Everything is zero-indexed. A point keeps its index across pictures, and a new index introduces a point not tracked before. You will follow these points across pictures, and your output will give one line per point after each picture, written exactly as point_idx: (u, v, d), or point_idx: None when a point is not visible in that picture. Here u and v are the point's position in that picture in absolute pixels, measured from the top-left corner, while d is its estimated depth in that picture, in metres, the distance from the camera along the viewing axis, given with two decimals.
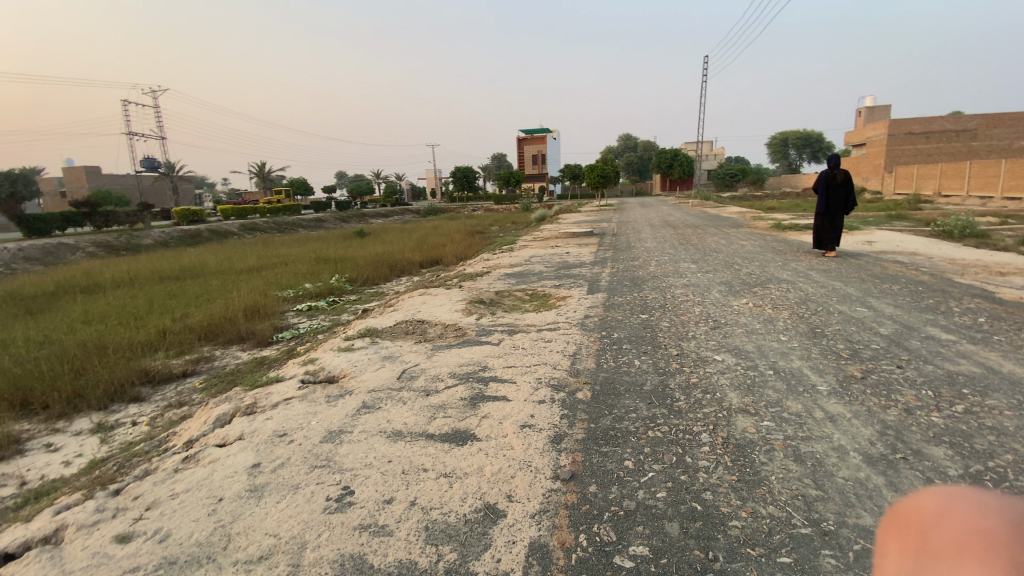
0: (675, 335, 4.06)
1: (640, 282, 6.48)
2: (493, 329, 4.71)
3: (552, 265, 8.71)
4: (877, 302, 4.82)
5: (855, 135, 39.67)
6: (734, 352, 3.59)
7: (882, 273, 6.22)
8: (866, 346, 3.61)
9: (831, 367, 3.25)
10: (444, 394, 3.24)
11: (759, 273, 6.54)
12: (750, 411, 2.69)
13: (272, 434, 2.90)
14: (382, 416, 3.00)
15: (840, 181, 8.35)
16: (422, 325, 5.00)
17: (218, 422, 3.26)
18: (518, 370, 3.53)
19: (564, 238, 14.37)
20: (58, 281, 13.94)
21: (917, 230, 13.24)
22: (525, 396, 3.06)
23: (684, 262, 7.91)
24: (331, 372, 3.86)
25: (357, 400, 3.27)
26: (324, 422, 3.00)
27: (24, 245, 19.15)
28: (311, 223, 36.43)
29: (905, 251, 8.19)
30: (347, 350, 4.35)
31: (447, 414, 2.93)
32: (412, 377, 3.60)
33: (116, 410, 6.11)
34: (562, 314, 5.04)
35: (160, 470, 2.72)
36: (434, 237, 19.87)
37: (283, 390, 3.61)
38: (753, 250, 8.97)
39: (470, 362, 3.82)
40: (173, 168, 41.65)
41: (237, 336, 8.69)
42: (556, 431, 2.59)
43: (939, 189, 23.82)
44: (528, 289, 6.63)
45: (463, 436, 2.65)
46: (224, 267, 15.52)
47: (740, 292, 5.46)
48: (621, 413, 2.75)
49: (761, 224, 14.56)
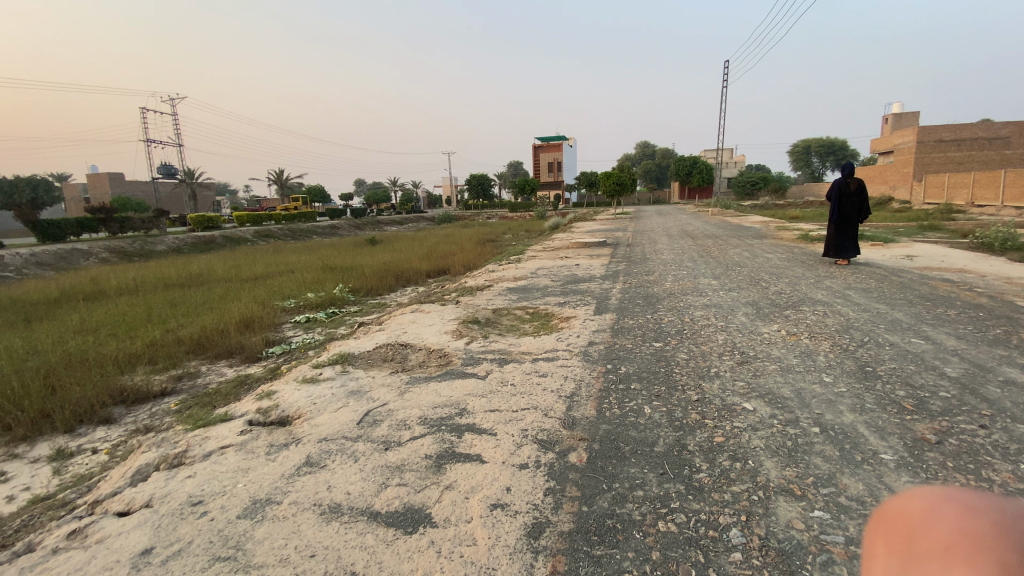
0: (694, 372, 3.38)
1: (654, 300, 5.82)
2: (482, 357, 4.08)
3: (558, 279, 8.08)
4: (934, 332, 4.05)
5: (881, 142, 38.33)
6: (767, 399, 2.90)
7: (932, 294, 5.45)
8: (933, 395, 2.87)
9: (893, 425, 2.55)
10: (405, 449, 2.63)
11: (790, 292, 5.82)
12: (796, 492, 2.02)
13: (183, 502, 2.33)
14: (322, 480, 2.40)
15: (854, 189, 7.98)
16: (403, 350, 4.41)
17: (136, 476, 2.72)
18: (502, 417, 2.89)
19: (576, 248, 13.76)
20: (64, 288, 13.72)
21: (957, 242, 12.21)
22: (504, 457, 2.43)
23: (703, 278, 7.22)
24: (284, 412, 3.29)
25: (300, 454, 2.68)
26: (249, 486, 2.41)
27: (38, 251, 19.26)
28: (326, 230, 36.44)
29: (951, 267, 7.37)
30: (310, 381, 3.76)
31: (402, 481, 2.32)
32: (375, 423, 2.98)
33: (81, 434, 5.62)
34: (563, 340, 4.39)
35: (39, 549, 2.17)
36: (446, 245, 19.35)
37: (222, 434, 3.05)
38: (780, 264, 8.19)
39: (447, 402, 3.19)
40: (192, 175, 42.35)
41: (226, 351, 8.19)
42: (536, 517, 1.96)
43: (971, 199, 22.49)
44: (529, 307, 6.01)
45: (415, 518, 2.03)
46: (230, 275, 15.21)
47: (769, 315, 4.76)
48: (624, 491, 2.10)
49: (788, 234, 13.72)
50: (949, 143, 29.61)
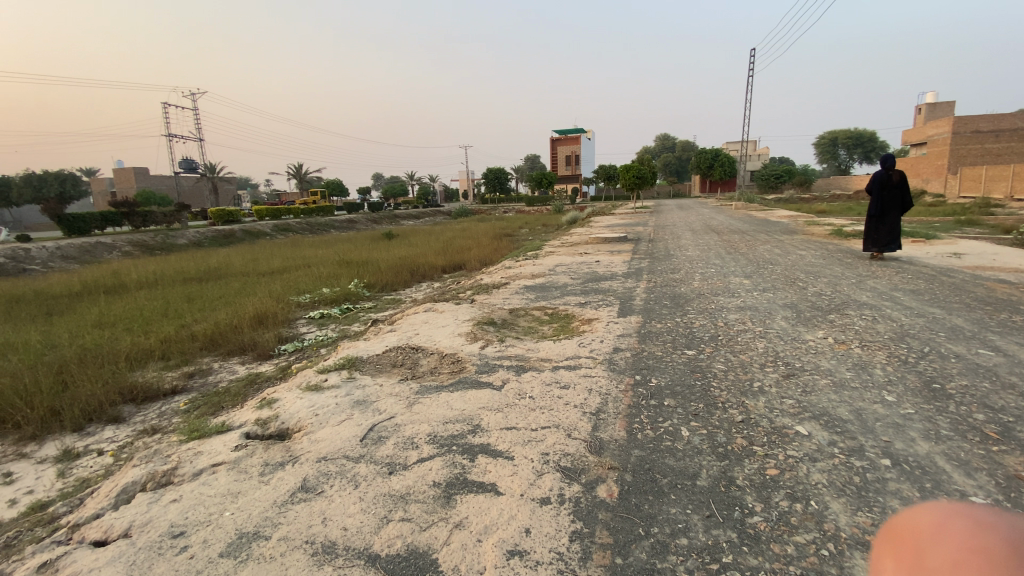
0: (736, 387, 3.02)
1: (682, 301, 5.44)
2: (498, 363, 3.77)
3: (578, 277, 7.71)
4: (1003, 341, 3.63)
5: (914, 134, 36.91)
6: (824, 421, 2.53)
7: (991, 297, 4.98)
8: (1019, 419, 2.49)
9: (978, 458, 2.17)
10: (412, 474, 2.35)
11: (831, 293, 5.39)
12: (876, 546, 1.67)
13: (163, 534, 2.07)
14: (318, 510, 2.13)
15: (897, 182, 7.50)
16: (413, 355, 4.14)
17: (121, 497, 2.46)
18: (520, 436, 2.59)
19: (595, 243, 13.37)
20: (86, 282, 13.78)
21: (1003, 238, 11.50)
22: (523, 488, 2.13)
23: (734, 276, 6.79)
24: (283, 424, 3.04)
25: (296, 476, 2.41)
26: (237, 515, 2.14)
27: (64, 244, 19.52)
28: (344, 224, 36.52)
29: (1004, 267, 6.83)
30: (314, 390, 3.50)
31: (408, 514, 2.05)
32: (379, 441, 2.70)
33: (90, 433, 5.43)
34: (585, 345, 4.06)
35: None
36: (462, 240, 19.13)
37: (216, 450, 2.79)
38: (816, 262, 7.70)
39: (459, 417, 2.90)
40: (213, 170, 42.83)
41: (238, 347, 8.03)
42: (560, 571, 1.66)
43: (1011, 192, 21.46)
44: (548, 308, 5.68)
45: (420, 566, 1.75)
46: (247, 269, 15.18)
47: (811, 320, 4.35)
48: (665, 538, 1.79)
49: (819, 229, 13.16)
50: (987, 134, 28.37)
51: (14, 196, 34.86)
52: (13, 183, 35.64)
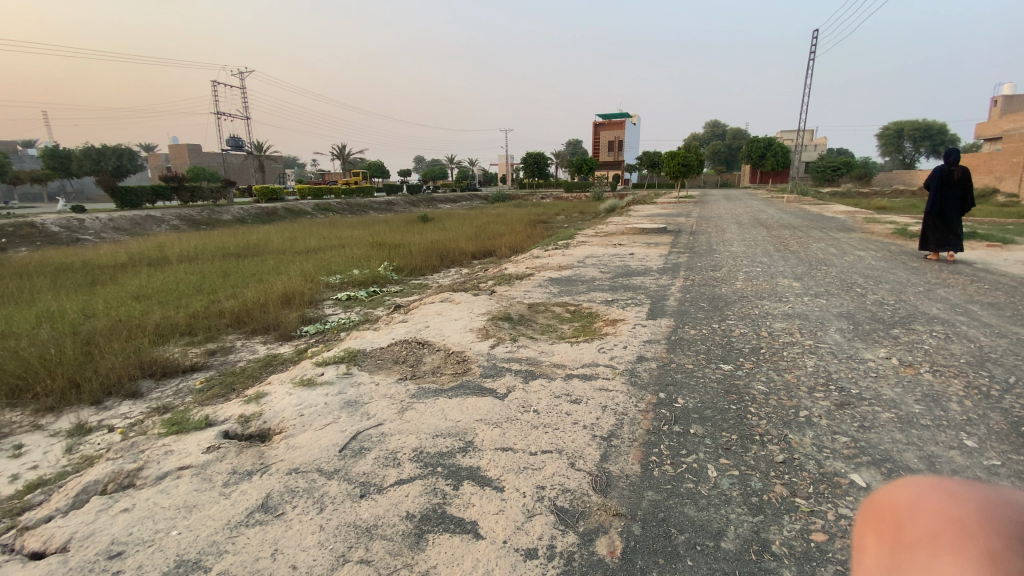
0: (777, 415, 2.56)
1: (721, 304, 4.91)
2: (505, 367, 3.41)
3: (609, 271, 7.23)
4: None
5: (989, 126, 33.94)
6: (886, 470, 2.06)
7: None
8: None
9: None
10: (385, 500, 2.03)
11: (895, 303, 4.75)
12: None
13: (100, 553, 1.83)
14: (270, 538, 1.85)
15: (959, 178, 6.64)
16: (418, 351, 3.83)
17: (76, 500, 2.26)
18: (516, 461, 2.24)
19: (632, 234, 12.76)
20: (133, 253, 14.26)
21: None
22: (506, 534, 1.78)
23: (782, 277, 6.17)
24: (265, 424, 2.80)
25: (260, 490, 2.15)
26: (183, 537, 1.89)
27: (117, 217, 20.34)
28: (382, 206, 36.76)
29: None
30: (306, 385, 3.25)
31: (368, 555, 1.73)
32: (359, 453, 2.40)
33: (108, 407, 5.44)
34: (605, 351, 3.64)
35: None
36: (496, 226, 18.76)
37: (189, 449, 2.58)
38: (877, 265, 6.94)
39: (452, 429, 2.58)
40: (260, 148, 43.83)
41: (262, 326, 8.00)
42: None
43: None
44: (571, 303, 5.28)
45: None
46: (285, 247, 15.37)
47: (870, 335, 3.78)
48: None
49: (879, 227, 12.07)
50: None
51: (76, 168, 36.45)
52: (75, 156, 37.26)
